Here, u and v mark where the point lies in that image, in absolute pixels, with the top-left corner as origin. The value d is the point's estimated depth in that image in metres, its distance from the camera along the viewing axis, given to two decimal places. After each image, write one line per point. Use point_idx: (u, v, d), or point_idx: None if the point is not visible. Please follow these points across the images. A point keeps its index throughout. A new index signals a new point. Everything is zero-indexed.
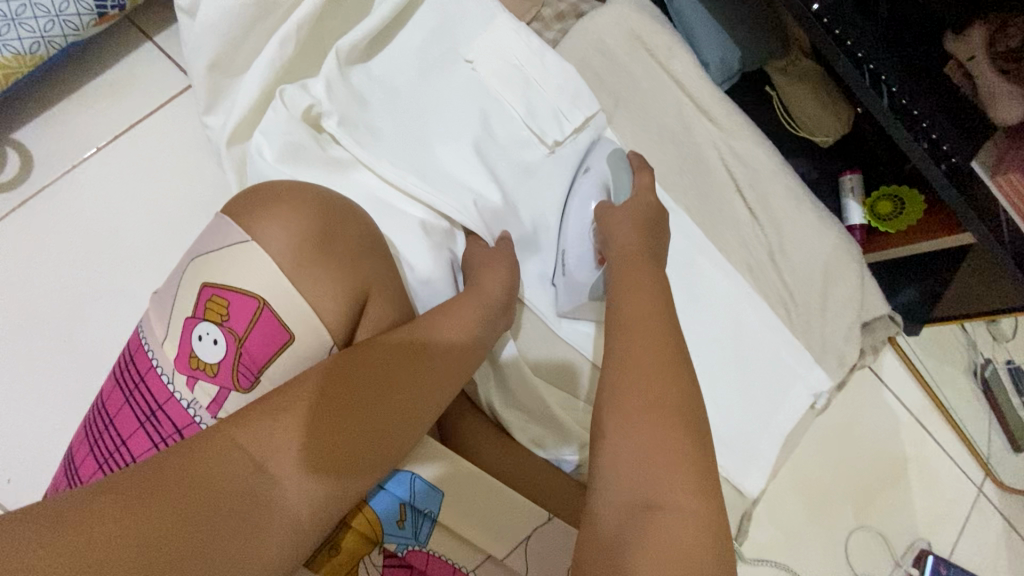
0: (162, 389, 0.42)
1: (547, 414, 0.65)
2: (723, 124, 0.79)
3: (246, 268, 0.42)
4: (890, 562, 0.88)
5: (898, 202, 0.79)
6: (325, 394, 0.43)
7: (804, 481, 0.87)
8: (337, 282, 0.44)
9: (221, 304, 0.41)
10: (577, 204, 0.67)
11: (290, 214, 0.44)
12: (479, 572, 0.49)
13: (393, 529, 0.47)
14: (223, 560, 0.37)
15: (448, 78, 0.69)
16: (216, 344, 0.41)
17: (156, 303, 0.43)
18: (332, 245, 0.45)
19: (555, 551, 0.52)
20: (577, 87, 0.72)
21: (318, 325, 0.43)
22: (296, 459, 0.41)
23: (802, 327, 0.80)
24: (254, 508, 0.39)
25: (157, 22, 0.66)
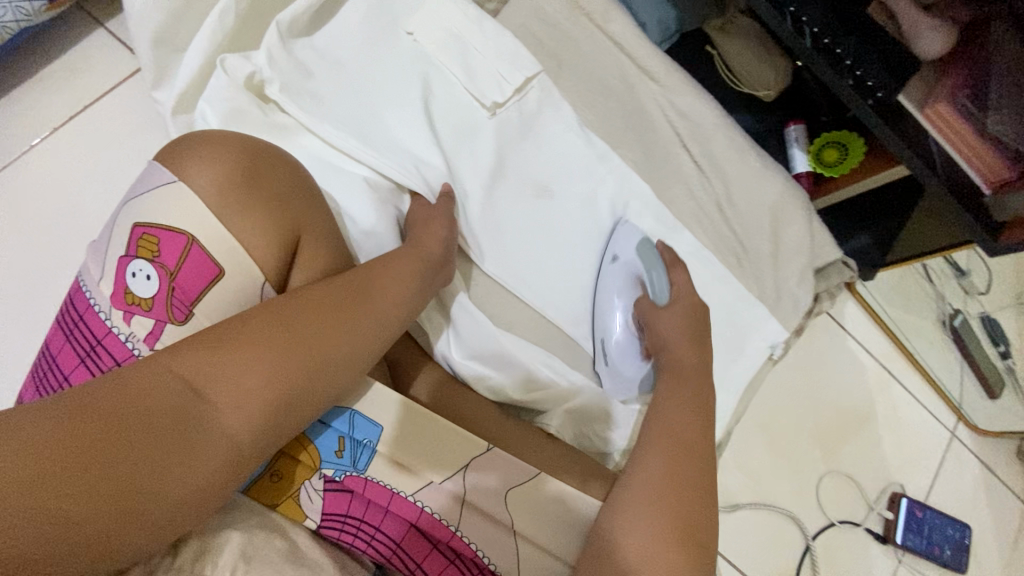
0: (100, 325, 0.44)
1: (506, 361, 0.67)
2: (665, 82, 0.81)
3: (174, 207, 0.44)
4: (863, 506, 0.89)
5: (842, 148, 0.81)
6: (262, 327, 0.44)
7: (771, 430, 0.88)
8: (264, 221, 0.46)
9: (152, 241, 0.44)
10: (608, 292, 0.70)
11: (217, 158, 0.46)
12: (418, 497, 0.50)
13: (331, 458, 0.49)
14: (159, 478, 0.39)
15: (389, 49, 0.71)
16: (149, 280, 0.44)
17: (94, 251, 0.46)
18: (258, 186, 0.47)
19: (498, 474, 0.52)
20: (516, 51, 0.75)
21: (247, 260, 0.46)
22: (234, 385, 0.42)
23: (756, 275, 0.81)
24: (189, 432, 0.40)
25: (109, 9, 0.69)
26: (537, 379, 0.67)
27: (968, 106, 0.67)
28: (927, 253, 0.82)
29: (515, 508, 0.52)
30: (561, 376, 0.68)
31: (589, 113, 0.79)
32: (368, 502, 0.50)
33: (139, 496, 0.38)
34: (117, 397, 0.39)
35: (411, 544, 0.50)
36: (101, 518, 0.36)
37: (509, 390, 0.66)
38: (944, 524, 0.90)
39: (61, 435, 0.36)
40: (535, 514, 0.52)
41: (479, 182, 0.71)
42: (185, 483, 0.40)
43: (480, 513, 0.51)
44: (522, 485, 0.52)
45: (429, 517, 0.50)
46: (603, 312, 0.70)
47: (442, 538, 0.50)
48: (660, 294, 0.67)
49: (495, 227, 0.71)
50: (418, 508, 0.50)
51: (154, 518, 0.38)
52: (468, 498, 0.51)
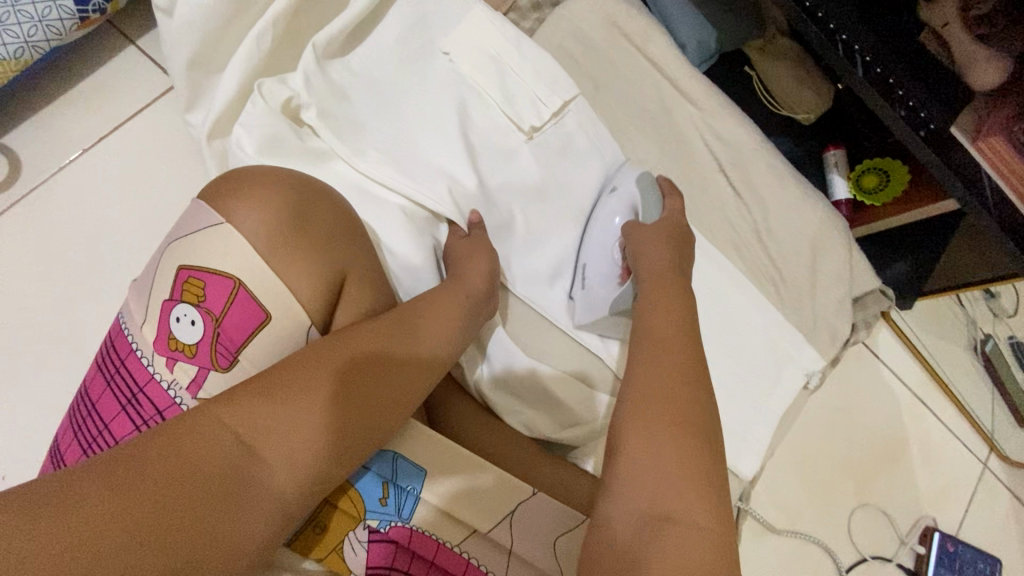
0: (142, 372, 0.42)
1: (543, 398, 0.65)
2: (705, 105, 0.78)
3: (220, 250, 0.42)
4: (895, 540, 0.87)
5: (884, 175, 0.79)
6: (314, 375, 0.42)
7: (804, 461, 0.86)
8: (312, 263, 0.45)
9: (198, 285, 0.42)
10: (600, 221, 0.68)
11: (265, 197, 0.44)
12: (463, 548, 0.48)
13: (376, 506, 0.47)
14: (205, 541, 0.37)
15: (426, 70, 0.70)
16: (193, 326, 0.42)
17: (136, 290, 0.44)
18: (307, 229, 0.45)
19: (543, 524, 0.50)
20: (554, 73, 0.73)
21: (294, 305, 0.44)
22: (285, 439, 0.41)
23: (794, 305, 0.80)
24: (239, 492, 0.39)
25: (141, 27, 0.68)
26: (574, 415, 0.65)
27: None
28: (969, 284, 0.80)
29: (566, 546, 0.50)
30: (571, 395, 0.66)
31: (626, 137, 0.77)
32: (412, 554, 0.47)
33: (184, 562, 0.36)
34: (166, 455, 0.37)
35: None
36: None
37: (543, 429, 0.64)
38: (976, 559, 0.89)
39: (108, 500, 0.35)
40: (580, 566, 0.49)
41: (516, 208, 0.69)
42: (236, 543, 0.38)
43: (525, 564, 0.49)
44: (569, 533, 0.50)
45: (474, 569, 0.48)
46: (599, 236, 0.67)
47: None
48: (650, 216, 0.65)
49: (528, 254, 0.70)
50: (464, 560, 0.48)
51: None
52: (514, 548, 0.49)
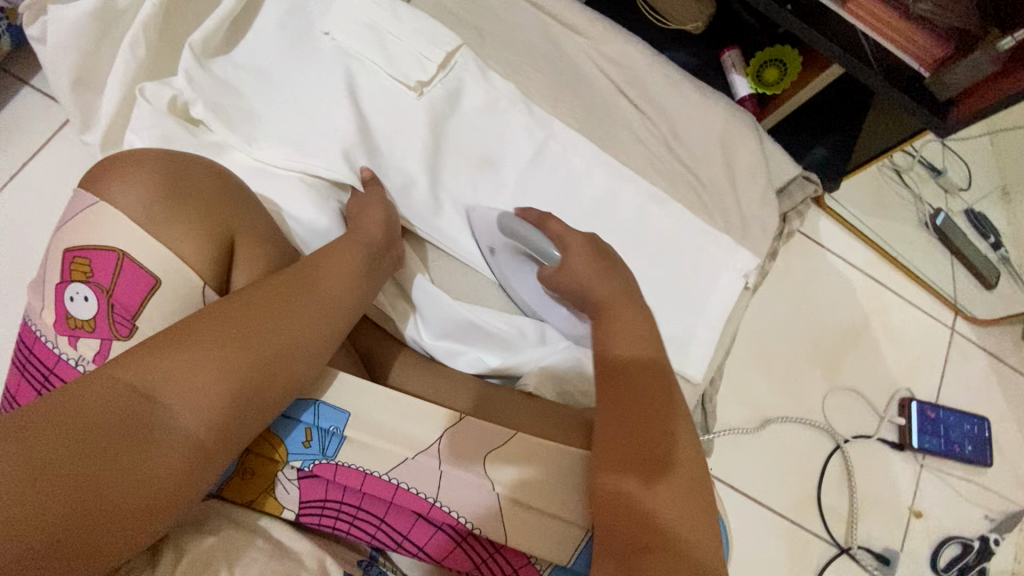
0: (50, 354, 0.47)
1: (479, 333, 0.68)
2: (590, 33, 0.81)
3: (101, 228, 0.46)
4: (873, 417, 0.88)
5: (781, 64, 0.80)
6: (207, 324, 0.45)
7: (765, 357, 0.87)
8: (193, 223, 0.47)
9: (85, 264, 0.46)
10: (525, 275, 0.69)
11: (138, 172, 0.47)
12: (391, 475, 0.54)
13: (299, 448, 0.54)
14: (115, 484, 0.39)
15: (310, 51, 0.72)
16: (87, 302, 0.46)
17: (35, 288, 0.49)
18: (185, 194, 0.48)
19: (473, 443, 0.54)
20: (435, 30, 0.76)
21: (181, 267, 0.47)
22: (186, 383, 0.43)
23: (718, 206, 0.80)
24: (144, 436, 0.40)
25: (32, 67, 0.70)
26: (510, 341, 0.68)
27: None
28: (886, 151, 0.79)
29: (502, 450, 0.54)
30: (507, 327, 0.69)
31: (519, 78, 0.79)
32: (344, 486, 0.55)
33: (95, 504, 0.38)
34: (64, 411, 0.39)
35: (394, 519, 0.55)
36: (57, 527, 0.37)
37: (488, 362, 0.67)
38: (959, 421, 0.89)
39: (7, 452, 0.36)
40: (510, 472, 0.53)
41: (420, 165, 0.72)
42: (148, 482, 0.40)
43: (455, 477, 0.53)
44: (501, 448, 0.54)
45: (403, 491, 0.53)
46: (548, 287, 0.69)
47: (422, 509, 0.53)
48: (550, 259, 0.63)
49: (442, 201, 0.72)
50: (393, 484, 0.54)
51: (116, 525, 0.39)
52: (444, 466, 0.53)
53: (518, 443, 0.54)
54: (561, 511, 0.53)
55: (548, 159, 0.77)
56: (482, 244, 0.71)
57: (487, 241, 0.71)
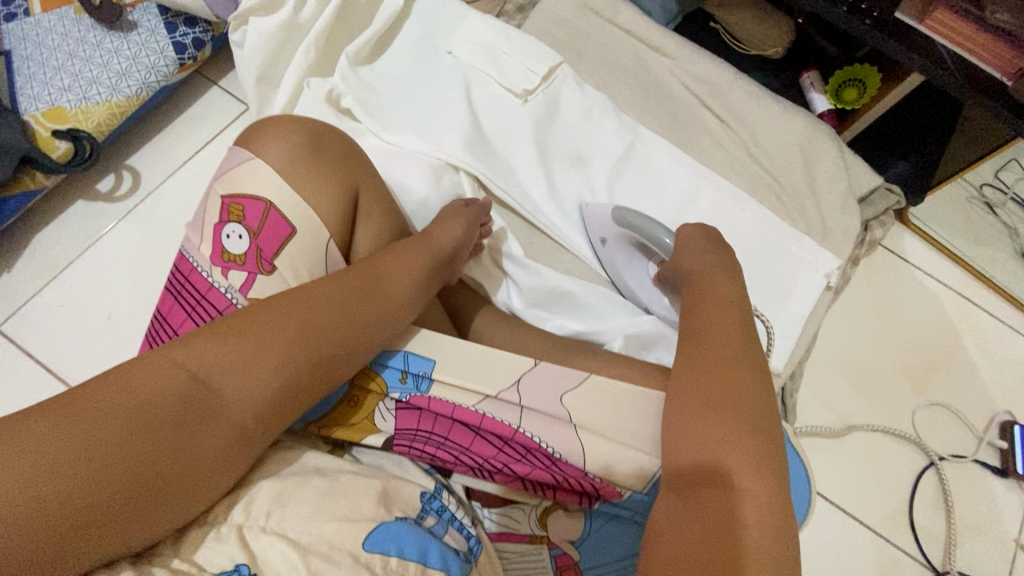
0: (205, 282, 0.59)
1: (564, 300, 0.76)
2: (676, 55, 0.90)
3: (253, 182, 0.58)
4: (971, 438, 0.84)
5: (859, 83, 0.86)
6: (262, 322, 0.51)
7: (850, 364, 0.86)
8: (323, 188, 0.60)
9: (238, 208, 0.58)
10: (624, 266, 0.76)
11: (284, 140, 0.60)
12: (479, 406, 0.59)
13: (397, 383, 0.61)
14: (169, 463, 0.44)
15: (434, 65, 0.86)
16: (239, 239, 0.58)
17: (194, 227, 0.62)
18: (316, 161, 0.61)
19: (550, 383, 0.60)
20: (541, 49, 0.87)
21: (312, 219, 0.58)
22: (237, 374, 0.48)
23: (798, 208, 0.84)
24: (196, 418, 0.46)
25: (220, 71, 0.88)
26: (593, 309, 0.75)
27: None
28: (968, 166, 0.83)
29: (575, 396, 0.59)
30: (590, 296, 0.76)
31: (611, 92, 0.89)
32: (434, 415, 0.60)
33: (145, 477, 0.43)
34: (130, 390, 0.45)
35: (480, 447, 0.59)
36: (108, 497, 0.41)
37: (571, 325, 0.74)
38: None
39: (80, 430, 0.42)
40: (586, 411, 0.58)
41: (520, 162, 0.82)
42: (195, 461, 0.45)
43: (537, 413, 0.59)
44: (576, 389, 0.59)
45: (489, 420, 0.59)
46: (638, 275, 0.75)
47: (507, 435, 0.59)
48: (665, 245, 0.70)
49: (539, 186, 0.81)
50: (479, 414, 0.59)
51: (161, 502, 0.43)
52: (524, 403, 0.59)
53: (592, 385, 0.59)
54: (637, 443, 0.57)
55: (636, 161, 0.85)
56: (593, 235, 0.78)
57: (599, 232, 0.78)
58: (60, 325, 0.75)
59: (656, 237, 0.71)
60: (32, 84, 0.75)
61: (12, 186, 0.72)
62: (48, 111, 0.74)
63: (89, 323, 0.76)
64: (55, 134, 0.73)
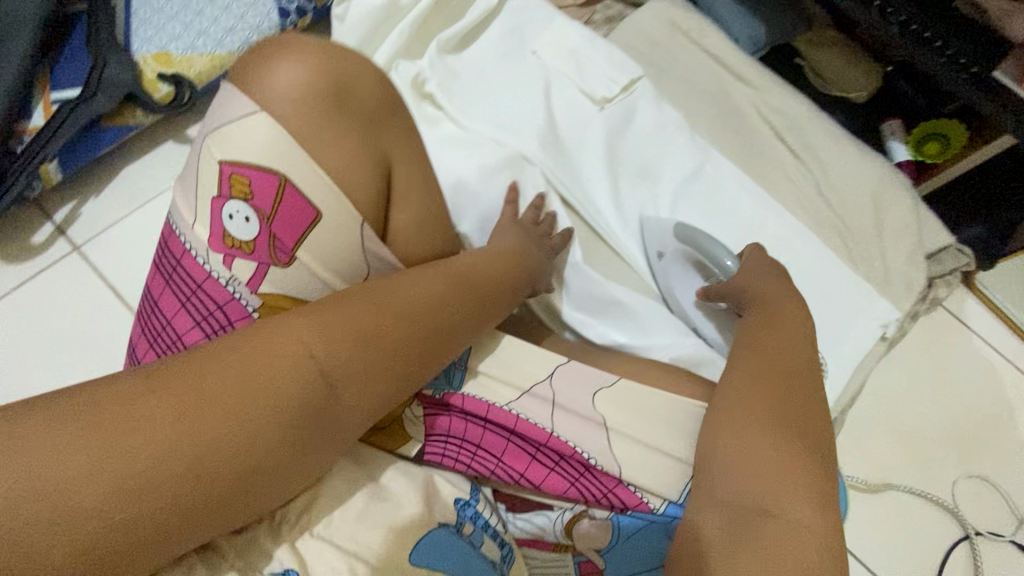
0: (202, 271, 0.58)
1: (611, 309, 0.75)
2: (758, 85, 0.90)
3: (257, 151, 0.55)
4: (1013, 519, 0.80)
5: (942, 137, 0.84)
6: (390, 323, 0.47)
7: (893, 421, 0.84)
8: (348, 153, 0.58)
9: (243, 182, 0.55)
10: (677, 282, 0.77)
11: (296, 83, 0.56)
12: (512, 406, 0.60)
13: (429, 378, 0.59)
14: (284, 458, 0.43)
15: (518, 62, 0.88)
16: (247, 220, 0.56)
17: (183, 196, 0.59)
18: (336, 115, 0.57)
19: (584, 383, 0.61)
20: (624, 60, 0.88)
21: (339, 201, 0.57)
22: (361, 377, 0.45)
23: (862, 255, 0.83)
24: (317, 417, 0.44)
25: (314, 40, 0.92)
26: (640, 322, 0.75)
27: None
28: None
29: (605, 393, 0.60)
30: (638, 307, 0.75)
31: (687, 113, 0.90)
32: (466, 415, 0.60)
33: (257, 472, 0.42)
34: (257, 377, 0.41)
35: (512, 450, 0.60)
36: (222, 495, 0.40)
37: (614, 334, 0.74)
38: None
39: (202, 421, 0.39)
40: (617, 415, 0.59)
41: (588, 166, 0.83)
42: (306, 456, 0.44)
43: (569, 412, 0.59)
44: (604, 391, 0.60)
45: (523, 421, 0.59)
46: (689, 293, 0.76)
47: (541, 439, 0.59)
48: (728, 268, 0.70)
49: (601, 193, 0.82)
50: (514, 415, 0.59)
51: (264, 491, 0.43)
52: (558, 400, 0.60)
53: (620, 390, 0.60)
54: (671, 446, 0.58)
55: (703, 183, 0.85)
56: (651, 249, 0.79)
57: (657, 246, 0.79)
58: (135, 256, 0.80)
59: (717, 260, 0.71)
60: (145, 27, 0.80)
61: (114, 119, 0.77)
62: (157, 54, 0.78)
63: None
64: (160, 76, 0.78)
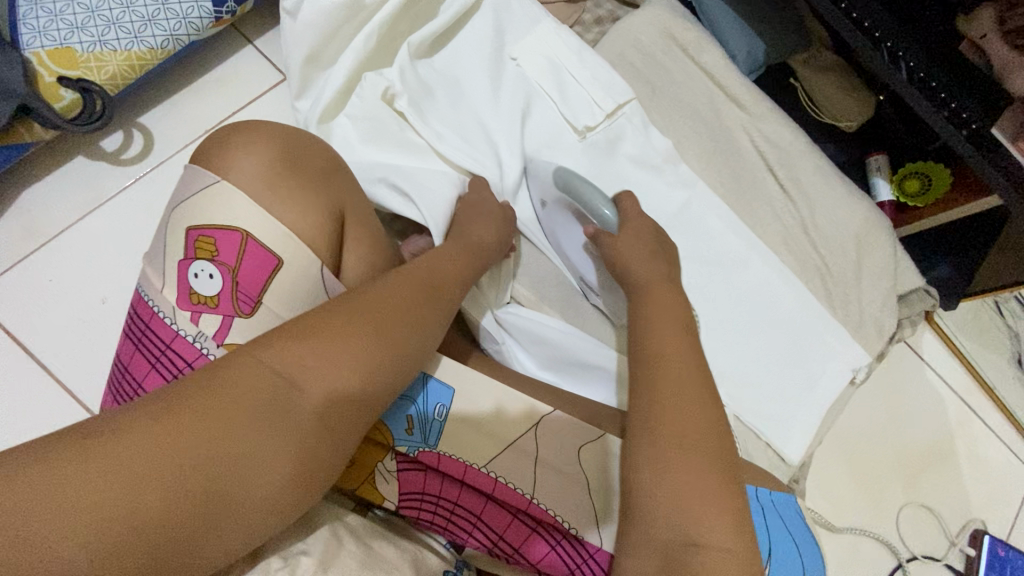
0: (167, 330, 0.48)
1: (522, 326, 0.71)
2: (752, 109, 0.84)
3: (221, 209, 0.48)
4: (944, 540, 0.87)
5: (925, 179, 0.83)
6: (351, 317, 0.45)
7: (849, 452, 0.88)
8: (307, 205, 0.50)
9: (209, 242, 0.48)
10: (559, 232, 0.72)
11: (252, 146, 0.50)
12: (491, 468, 0.53)
13: (403, 435, 0.53)
14: (265, 469, 0.41)
15: (495, 73, 0.77)
16: (212, 279, 0.48)
17: (150, 260, 0.50)
18: (297, 169, 0.51)
19: (567, 438, 0.54)
20: (613, 80, 0.80)
21: (301, 247, 0.49)
22: (327, 375, 0.43)
23: (841, 297, 0.82)
24: (288, 424, 0.41)
25: (257, 29, 0.78)
26: (541, 332, 0.71)
27: None
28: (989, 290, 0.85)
29: (587, 461, 0.53)
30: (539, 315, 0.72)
31: (678, 136, 0.84)
32: (441, 479, 0.53)
33: (237, 488, 0.39)
34: (215, 395, 0.40)
35: (491, 517, 0.53)
36: (201, 515, 0.38)
37: (530, 361, 0.71)
38: None
39: (165, 442, 0.37)
40: (613, 476, 0.53)
41: None
42: (288, 466, 0.41)
43: (554, 469, 0.53)
44: (587, 448, 0.53)
45: (503, 486, 0.52)
46: (569, 243, 0.72)
47: (520, 505, 0.52)
48: (608, 222, 0.65)
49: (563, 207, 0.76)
50: (493, 478, 0.52)
51: (251, 510, 0.40)
52: (541, 455, 0.53)
53: (613, 445, 0.53)
54: None
55: (691, 218, 0.81)
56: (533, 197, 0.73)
57: (540, 194, 0.72)
58: (55, 296, 0.71)
59: (594, 207, 0.66)
60: (36, 12, 0.64)
61: (6, 137, 0.65)
62: (55, 52, 0.65)
63: (83, 298, 0.71)
64: (62, 81, 0.65)
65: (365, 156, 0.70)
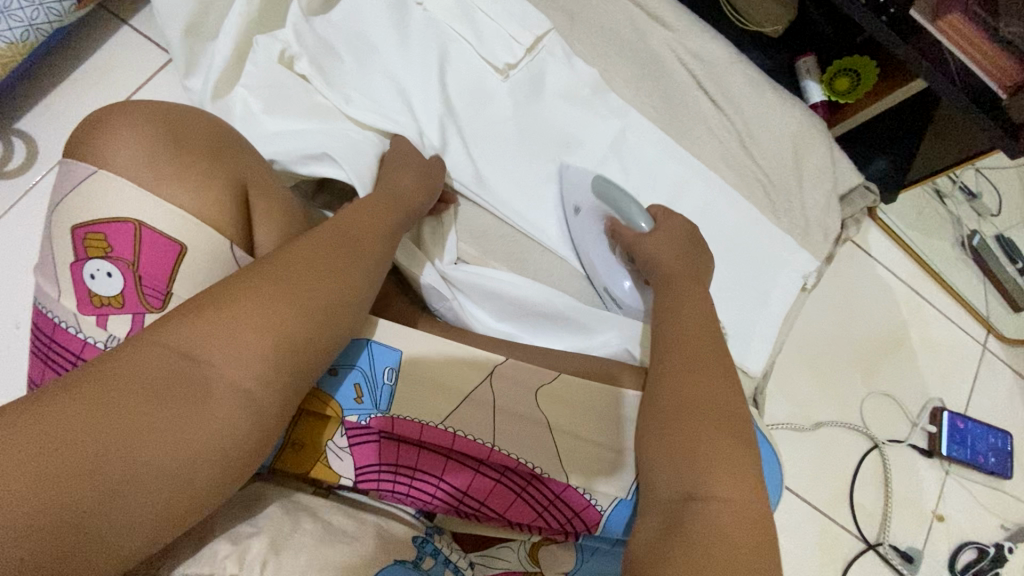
0: (74, 340, 0.44)
1: (481, 288, 0.68)
2: (676, 26, 0.81)
3: (106, 202, 0.45)
4: (907, 423, 0.91)
5: (853, 75, 0.83)
6: (255, 283, 0.43)
7: (807, 355, 0.91)
8: (203, 179, 0.47)
9: (99, 238, 0.44)
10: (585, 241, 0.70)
11: (129, 127, 0.46)
12: (448, 424, 0.52)
13: (352, 404, 0.52)
14: (173, 448, 0.37)
15: (401, 20, 0.73)
16: (110, 277, 0.44)
17: (42, 271, 0.46)
18: (181, 143, 0.47)
19: (523, 381, 0.55)
20: (526, 12, 0.76)
21: (203, 227, 0.46)
22: (234, 342, 0.40)
23: (784, 206, 0.82)
24: (194, 396, 0.38)
25: (133, 10, 0.74)
26: (492, 286, 0.68)
27: (981, 13, 0.67)
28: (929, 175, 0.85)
29: (546, 406, 0.54)
30: (497, 276, 0.68)
31: (604, 63, 0.80)
32: (399, 445, 0.52)
33: (140, 471, 0.35)
34: (107, 377, 0.37)
35: (452, 476, 0.53)
36: (99, 504, 0.34)
37: (485, 317, 0.68)
38: (986, 434, 0.91)
39: (49, 427, 0.34)
40: (570, 414, 0.54)
41: (500, 150, 0.74)
42: (201, 442, 0.38)
43: (514, 417, 0.54)
44: (546, 388, 0.55)
45: (462, 439, 0.53)
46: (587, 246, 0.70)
47: (480, 457, 0.53)
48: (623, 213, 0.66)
49: (498, 158, 0.73)
50: (451, 433, 0.52)
51: (165, 494, 0.36)
52: (499, 404, 0.54)
53: (565, 385, 0.55)
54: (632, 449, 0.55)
55: (627, 147, 0.79)
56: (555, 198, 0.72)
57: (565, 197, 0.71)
58: None
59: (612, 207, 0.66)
60: None
61: None
62: None
63: None
64: None
65: (273, 129, 0.65)
